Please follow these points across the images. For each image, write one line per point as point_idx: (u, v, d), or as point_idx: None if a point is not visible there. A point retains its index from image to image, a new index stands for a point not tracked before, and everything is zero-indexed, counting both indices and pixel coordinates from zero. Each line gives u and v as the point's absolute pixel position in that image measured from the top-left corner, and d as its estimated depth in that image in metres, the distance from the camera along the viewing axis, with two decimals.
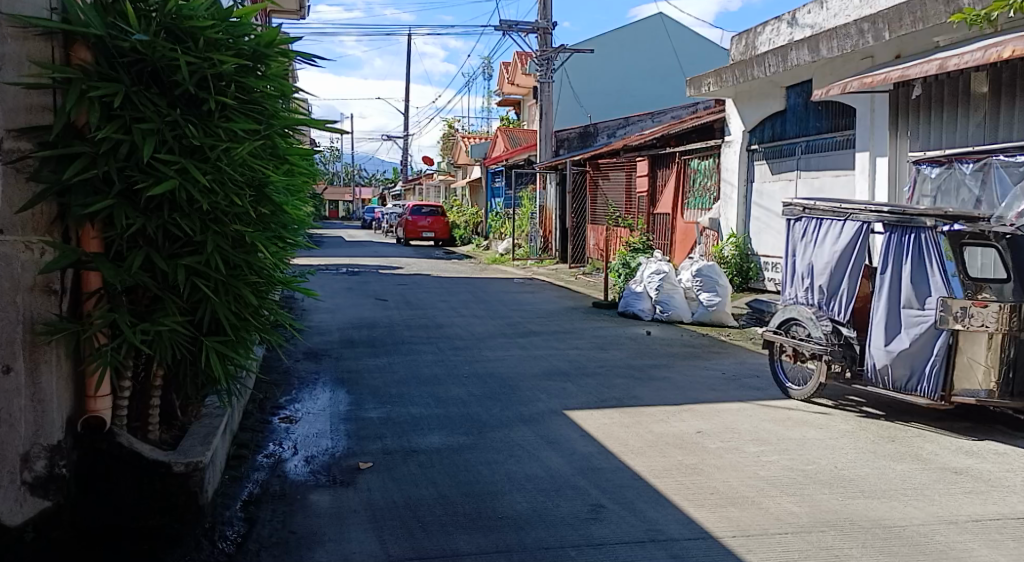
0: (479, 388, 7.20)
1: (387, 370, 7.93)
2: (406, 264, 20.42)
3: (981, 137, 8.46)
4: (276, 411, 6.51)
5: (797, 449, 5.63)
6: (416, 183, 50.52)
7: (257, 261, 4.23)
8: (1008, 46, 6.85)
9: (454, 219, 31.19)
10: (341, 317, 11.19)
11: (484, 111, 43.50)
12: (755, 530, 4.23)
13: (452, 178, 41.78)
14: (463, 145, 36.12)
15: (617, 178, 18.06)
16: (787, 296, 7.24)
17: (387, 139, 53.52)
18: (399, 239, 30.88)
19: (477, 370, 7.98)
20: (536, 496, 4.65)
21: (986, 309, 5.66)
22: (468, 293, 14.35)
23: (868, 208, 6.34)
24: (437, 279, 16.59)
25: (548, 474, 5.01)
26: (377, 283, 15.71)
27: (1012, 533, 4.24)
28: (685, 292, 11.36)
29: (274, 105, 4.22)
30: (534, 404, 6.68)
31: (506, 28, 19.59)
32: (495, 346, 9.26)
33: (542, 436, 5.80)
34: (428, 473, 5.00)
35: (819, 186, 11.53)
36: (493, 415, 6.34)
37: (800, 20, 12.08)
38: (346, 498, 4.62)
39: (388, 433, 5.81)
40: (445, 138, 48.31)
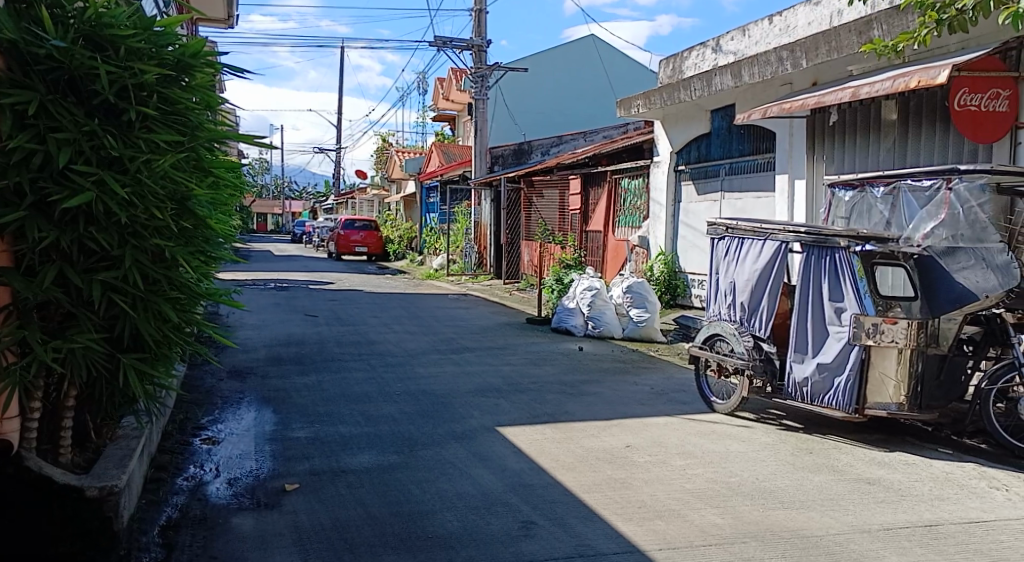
0: (411, 406, 7.19)
1: (316, 388, 7.84)
2: (337, 279, 20.24)
3: (890, 162, 8.88)
4: (197, 432, 6.38)
5: (720, 462, 5.79)
6: (349, 196, 49.98)
7: (178, 276, 4.16)
8: (914, 77, 7.23)
9: (388, 234, 30.93)
10: (268, 334, 11.02)
11: (419, 126, 43.49)
12: (680, 542, 4.34)
13: (386, 193, 41.54)
14: (397, 159, 36.05)
15: (551, 195, 18.27)
16: (712, 313, 7.44)
17: (319, 152, 53.05)
18: (331, 254, 30.54)
19: (409, 387, 7.95)
20: (467, 514, 4.67)
21: (896, 326, 5.93)
22: (401, 309, 14.32)
23: (786, 228, 6.57)
24: (369, 295, 16.47)
25: (479, 492, 5.04)
26: (306, 298, 15.55)
27: (921, 541, 4.44)
28: (615, 308, 11.56)
29: (199, 116, 4.17)
30: (466, 421, 6.71)
31: (440, 44, 19.70)
32: (428, 363, 9.25)
33: (474, 454, 5.82)
34: (357, 494, 4.97)
35: (742, 207, 11.91)
36: (425, 432, 6.34)
37: (724, 47, 12.48)
38: (270, 521, 4.56)
39: (316, 454, 5.75)
40: (379, 153, 48.13)
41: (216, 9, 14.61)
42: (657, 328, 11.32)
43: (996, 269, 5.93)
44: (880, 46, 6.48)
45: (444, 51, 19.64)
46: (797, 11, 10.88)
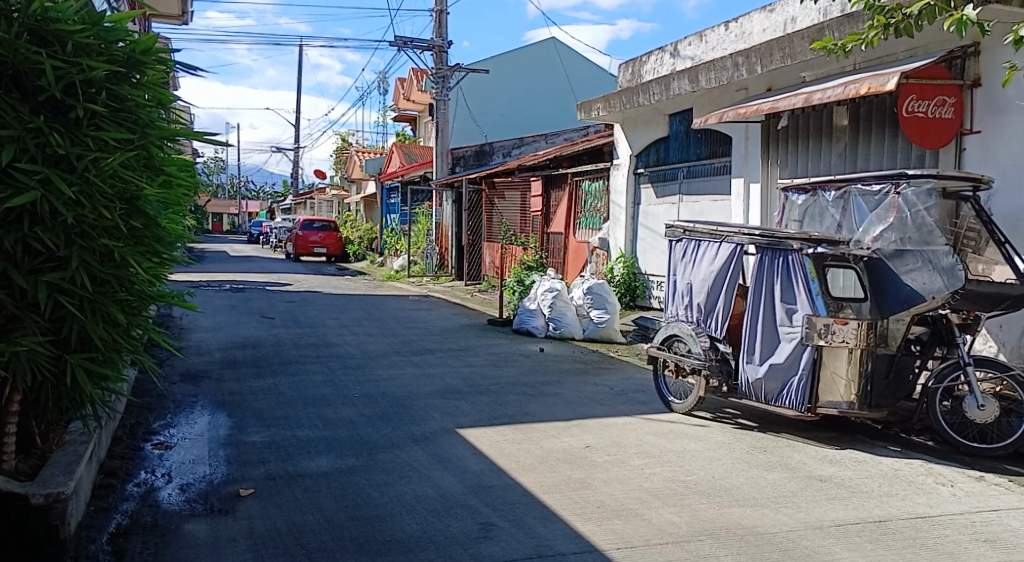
0: (370, 409, 7.18)
1: (272, 392, 7.78)
2: (294, 280, 20.06)
3: (841, 166, 9.11)
4: (149, 437, 6.30)
5: (677, 461, 5.89)
6: (307, 197, 49.49)
7: (128, 276, 4.12)
8: (864, 84, 7.44)
9: (348, 234, 30.75)
10: (223, 336, 10.90)
11: (380, 126, 43.27)
12: (638, 541, 4.41)
13: (345, 194, 41.25)
14: (357, 159, 35.83)
15: (512, 197, 18.33)
16: (669, 314, 7.55)
17: (278, 151, 52.50)
18: (289, 255, 30.24)
19: (368, 390, 7.93)
20: (425, 517, 4.69)
21: (846, 326, 6.08)
22: (361, 310, 14.27)
23: (741, 231, 6.70)
24: (328, 296, 16.36)
25: (438, 494, 5.06)
26: (262, 300, 15.39)
27: (870, 536, 4.57)
28: (576, 309, 11.64)
29: (149, 113, 4.14)
30: (427, 423, 6.71)
31: (401, 44, 19.65)
32: (388, 365, 9.22)
33: (433, 456, 5.84)
34: (314, 499, 4.96)
35: (699, 210, 12.08)
36: (385, 436, 6.33)
37: (682, 52, 12.64)
38: (224, 527, 4.53)
39: (272, 458, 5.72)
40: (339, 153, 47.78)
41: (170, 5, 14.41)
42: (616, 329, 11.43)
43: (943, 271, 6.09)
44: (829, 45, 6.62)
45: (405, 51, 19.59)
46: (752, 18, 11.07)
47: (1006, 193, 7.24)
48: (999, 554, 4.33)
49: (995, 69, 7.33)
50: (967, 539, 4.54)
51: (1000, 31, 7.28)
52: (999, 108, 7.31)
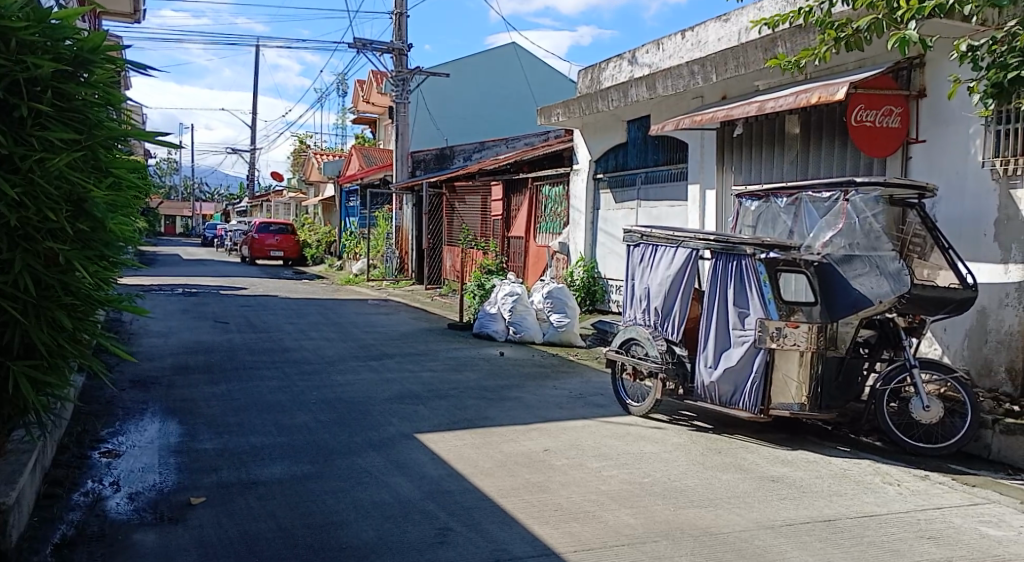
0: (327, 414, 7.15)
1: (225, 398, 7.71)
2: (250, 284, 19.82)
3: (793, 173, 9.32)
4: (97, 445, 6.20)
5: (634, 463, 5.97)
6: (264, 199, 48.88)
7: (74, 280, 4.06)
8: (814, 94, 7.66)
9: (306, 237, 30.48)
10: (175, 341, 10.75)
11: (339, 128, 42.92)
12: (595, 544, 4.46)
13: (303, 197, 40.85)
14: (315, 161, 35.51)
15: (473, 201, 18.36)
16: (627, 318, 7.65)
17: (234, 152, 51.82)
18: (245, 259, 29.87)
19: (326, 395, 7.89)
20: (383, 523, 4.69)
21: (797, 330, 6.23)
22: (318, 315, 14.17)
23: (697, 236, 6.81)
24: (285, 301, 16.20)
25: (395, 500, 5.07)
26: (216, 304, 15.19)
27: (819, 535, 4.68)
28: (536, 313, 11.70)
29: (97, 114, 4.08)
30: (385, 428, 6.71)
31: (360, 46, 19.56)
32: (346, 370, 9.18)
33: (391, 461, 5.84)
34: (267, 506, 4.93)
35: (657, 215, 12.25)
36: (342, 442, 6.31)
37: (640, 59, 12.80)
38: (175, 537, 4.48)
39: (224, 466, 5.67)
40: (296, 154, 47.32)
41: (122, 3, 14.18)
42: (576, 333, 11.52)
43: (889, 275, 6.24)
44: (785, 61, 7.14)
45: (364, 53, 19.50)
46: (708, 27, 11.26)
47: (949, 201, 7.47)
48: (943, 551, 4.47)
49: (940, 81, 7.58)
50: (912, 536, 4.68)
51: (944, 44, 7.52)
52: (944, 118, 7.53)
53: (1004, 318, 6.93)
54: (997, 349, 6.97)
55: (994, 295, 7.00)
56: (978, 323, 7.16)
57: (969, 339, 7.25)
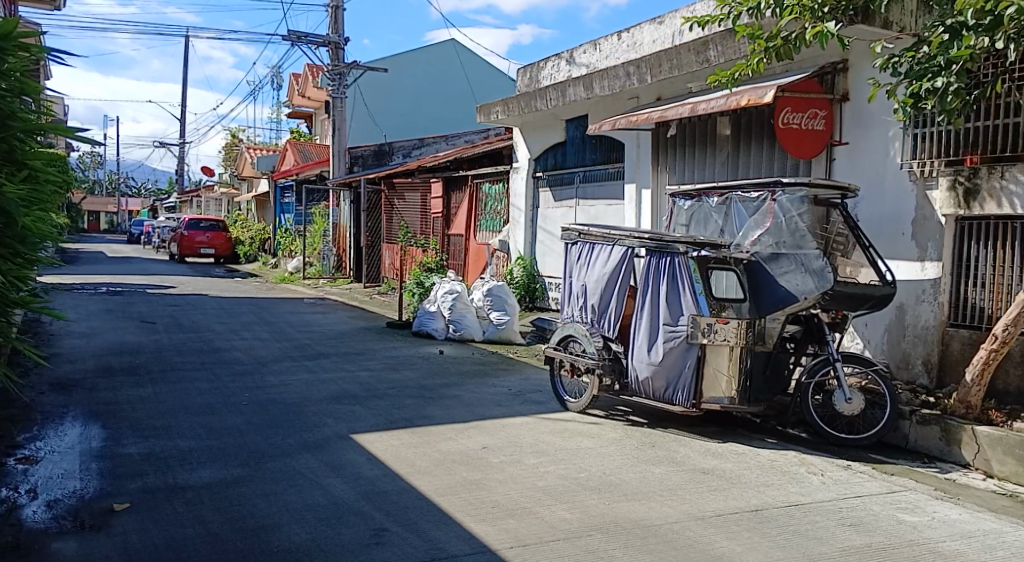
0: (259, 416, 7.08)
1: (151, 400, 7.56)
2: (178, 283, 19.38)
3: (724, 174, 9.57)
4: (13, 451, 6.03)
5: (570, 458, 6.07)
6: (194, 194, 47.79)
7: None
8: (745, 96, 7.89)
9: (239, 234, 29.92)
10: (98, 343, 10.47)
11: (274, 122, 42.23)
12: (530, 540, 4.52)
13: (236, 192, 40.06)
14: (248, 156, 34.85)
15: (412, 198, 18.30)
16: (565, 315, 7.76)
17: (162, 146, 50.52)
18: (173, 256, 29.15)
19: (259, 397, 7.81)
20: (316, 526, 4.68)
21: (727, 326, 6.44)
22: (251, 314, 13.94)
23: (632, 234, 7.00)
24: (216, 300, 15.90)
25: (329, 502, 5.05)
26: (142, 303, 14.81)
27: (747, 524, 4.84)
28: (476, 311, 11.75)
29: (10, 104, 3.79)
30: (319, 429, 6.68)
31: (295, 39, 19.32)
32: (279, 370, 9.09)
33: (326, 463, 5.82)
34: (195, 511, 4.87)
35: (595, 214, 12.42)
36: (275, 444, 6.26)
37: (577, 60, 12.96)
38: (96, 544, 4.40)
39: (150, 470, 5.58)
40: (228, 148, 46.36)
41: None
42: (515, 331, 11.63)
43: (812, 273, 6.43)
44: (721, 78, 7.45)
45: (299, 45, 19.24)
46: (643, 28, 11.45)
47: (870, 201, 7.78)
48: (863, 537, 4.66)
49: (861, 85, 7.87)
50: (835, 524, 4.87)
51: (863, 50, 7.83)
52: (865, 122, 7.84)
53: (921, 314, 7.25)
54: (914, 342, 7.29)
55: (912, 291, 7.32)
56: (896, 318, 7.47)
57: (889, 334, 7.56)
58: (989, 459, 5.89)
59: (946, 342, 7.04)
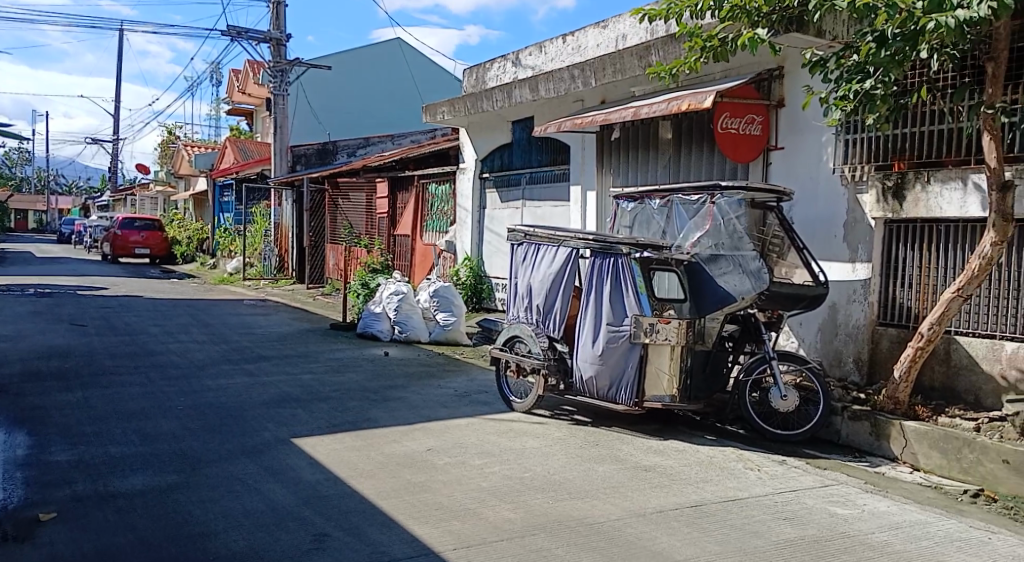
0: (195, 421, 6.97)
1: (82, 406, 7.38)
2: (112, 284, 18.90)
3: (666, 177, 9.75)
4: None
5: (515, 459, 6.13)
6: (129, 192, 46.61)
7: None
8: (685, 101, 8.07)
9: (175, 234, 29.29)
10: (25, 347, 10.17)
11: (212, 119, 41.45)
12: (473, 541, 4.57)
13: (173, 191, 39.18)
14: (185, 153, 34.15)
15: (356, 198, 18.18)
16: (511, 315, 7.82)
17: (95, 142, 49.17)
18: (106, 256, 28.37)
19: (196, 401, 7.69)
20: (254, 531, 4.64)
21: (668, 325, 6.58)
22: (188, 316, 13.68)
23: (577, 236, 7.08)
24: (151, 302, 15.55)
25: (269, 507, 5.02)
26: (72, 305, 14.42)
27: (686, 520, 4.96)
28: (422, 313, 11.75)
29: None
30: (259, 434, 6.62)
31: (235, 34, 19.03)
32: (218, 374, 8.96)
33: (265, 468, 5.78)
34: (127, 519, 4.78)
35: (541, 215, 12.52)
36: (213, 449, 6.18)
37: (523, 61, 13.05)
38: (22, 556, 4.29)
39: (79, 478, 5.46)
40: (164, 145, 45.32)
41: None
42: (461, 331, 11.66)
43: (750, 273, 6.60)
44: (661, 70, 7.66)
45: (239, 41, 18.95)
46: (587, 33, 11.59)
47: (804, 204, 8.02)
48: (797, 531, 4.82)
49: (796, 92, 8.12)
50: (770, 518, 5.02)
51: (797, 58, 8.07)
52: (799, 127, 8.08)
53: (852, 313, 7.50)
54: (846, 341, 7.53)
55: (843, 291, 7.57)
56: (829, 317, 7.71)
57: (821, 333, 7.80)
58: (916, 452, 6.14)
59: (875, 341, 7.30)
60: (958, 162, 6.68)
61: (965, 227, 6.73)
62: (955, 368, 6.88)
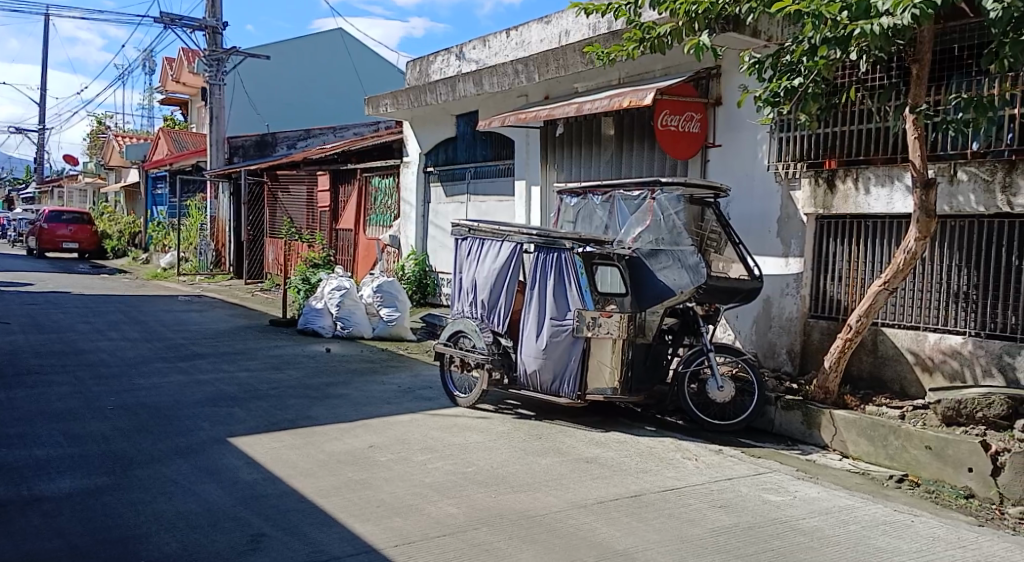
0: (126, 421, 6.84)
1: (5, 408, 7.17)
2: (38, 280, 18.32)
3: (609, 172, 9.89)
4: None
5: (458, 454, 6.18)
6: (57, 184, 45.16)
7: None
8: (626, 98, 8.20)
9: (105, 228, 28.50)
10: None
11: (144, 108, 40.42)
12: (415, 537, 4.61)
13: (103, 182, 38.11)
14: (115, 144, 33.24)
15: (296, 191, 17.95)
16: (456, 311, 7.85)
17: (19, 131, 47.47)
18: (30, 250, 27.41)
19: (127, 401, 7.54)
20: (188, 533, 4.60)
21: (611, 319, 6.69)
22: (119, 313, 13.36)
23: (521, 231, 7.18)
24: (80, 298, 15.13)
25: (204, 508, 4.97)
26: None
27: (626, 510, 5.08)
28: (365, 308, 11.69)
29: None
30: (194, 433, 6.53)
31: (168, 22, 18.60)
32: (150, 373, 8.79)
33: (200, 468, 5.72)
34: (54, 524, 4.69)
35: (486, 209, 12.56)
36: (144, 450, 6.09)
37: (467, 55, 13.05)
38: None
39: (3, 483, 5.33)
40: (94, 136, 44.01)
41: None
42: (406, 327, 11.64)
43: (689, 268, 6.76)
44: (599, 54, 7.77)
45: (173, 29, 18.54)
46: (530, 28, 11.67)
47: (741, 200, 8.22)
48: (732, 517, 4.98)
49: (733, 90, 8.31)
50: (706, 506, 5.17)
51: (735, 57, 8.26)
52: (735, 124, 8.27)
53: (785, 306, 7.73)
54: (780, 332, 7.76)
55: (777, 285, 7.80)
56: (764, 310, 7.94)
57: (756, 325, 8.02)
58: (845, 440, 6.37)
59: (807, 332, 7.55)
60: (886, 159, 6.93)
61: (891, 222, 7.00)
62: (882, 358, 7.16)
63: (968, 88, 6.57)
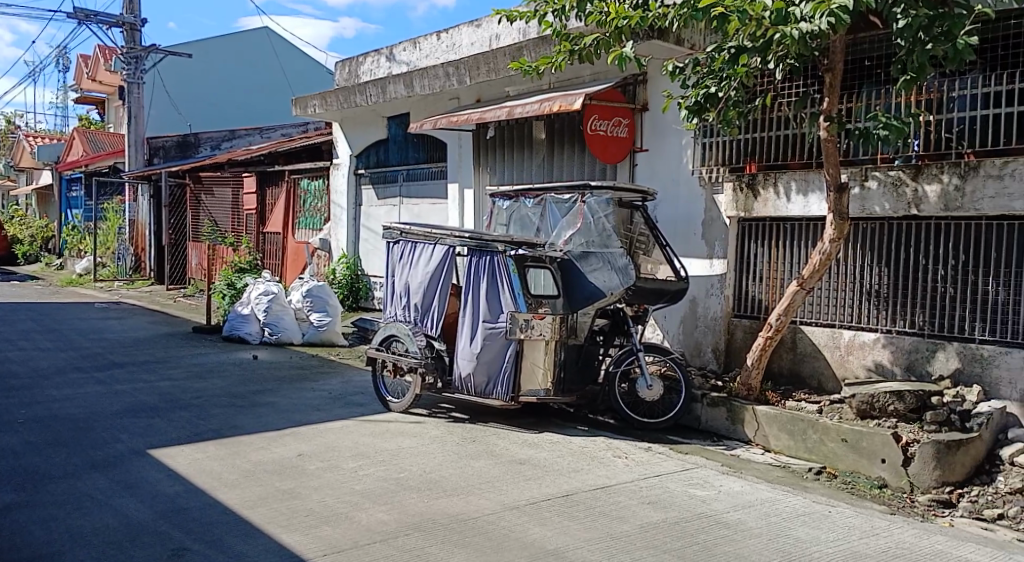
0: (38, 435, 6.63)
1: None
2: None
3: (539, 175, 10.02)
4: None
5: (390, 459, 6.18)
6: None
7: None
8: (556, 103, 8.31)
9: (15, 232, 27.43)
10: None
11: (59, 106, 39.03)
12: (345, 545, 4.61)
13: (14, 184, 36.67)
14: (26, 144, 32.00)
15: (222, 194, 17.60)
16: (389, 314, 7.84)
17: None
18: None
19: (38, 413, 7.30)
20: (104, 550, 4.50)
21: (543, 321, 6.81)
22: (31, 321, 12.88)
23: (454, 233, 7.20)
24: None
25: (122, 523, 4.87)
26: None
27: (557, 510, 5.17)
28: (294, 313, 11.55)
29: None
30: (111, 446, 6.37)
31: (83, 18, 18.02)
32: (64, 384, 8.52)
33: (117, 482, 5.59)
34: None
35: (418, 212, 12.56)
36: (58, 465, 5.91)
37: (397, 56, 13.01)
38: None
39: None
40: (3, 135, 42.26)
41: None
42: (337, 332, 11.58)
43: (618, 269, 6.92)
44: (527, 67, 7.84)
45: (88, 25, 17.95)
46: (461, 31, 11.70)
47: (667, 203, 8.42)
48: (659, 513, 5.12)
49: (658, 95, 8.50)
50: (635, 503, 5.30)
51: (660, 64, 8.46)
52: (661, 130, 8.47)
53: (710, 306, 7.96)
54: (705, 332, 7.99)
55: (702, 285, 8.03)
56: (689, 311, 8.16)
57: (683, 325, 8.23)
58: (768, 435, 6.60)
59: (731, 331, 7.79)
60: (802, 164, 7.20)
61: (808, 225, 7.29)
62: (801, 355, 7.44)
63: (878, 97, 6.89)
